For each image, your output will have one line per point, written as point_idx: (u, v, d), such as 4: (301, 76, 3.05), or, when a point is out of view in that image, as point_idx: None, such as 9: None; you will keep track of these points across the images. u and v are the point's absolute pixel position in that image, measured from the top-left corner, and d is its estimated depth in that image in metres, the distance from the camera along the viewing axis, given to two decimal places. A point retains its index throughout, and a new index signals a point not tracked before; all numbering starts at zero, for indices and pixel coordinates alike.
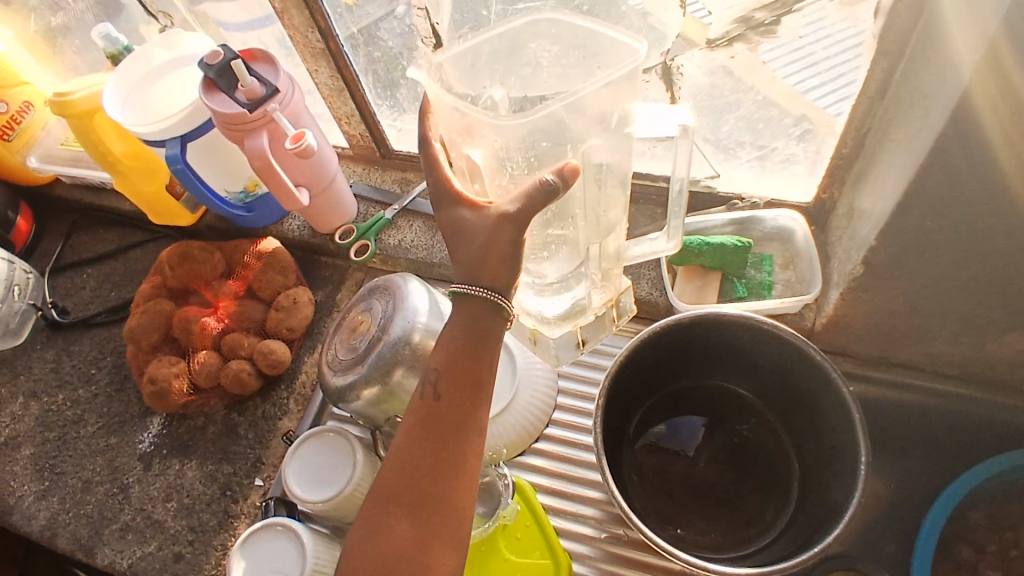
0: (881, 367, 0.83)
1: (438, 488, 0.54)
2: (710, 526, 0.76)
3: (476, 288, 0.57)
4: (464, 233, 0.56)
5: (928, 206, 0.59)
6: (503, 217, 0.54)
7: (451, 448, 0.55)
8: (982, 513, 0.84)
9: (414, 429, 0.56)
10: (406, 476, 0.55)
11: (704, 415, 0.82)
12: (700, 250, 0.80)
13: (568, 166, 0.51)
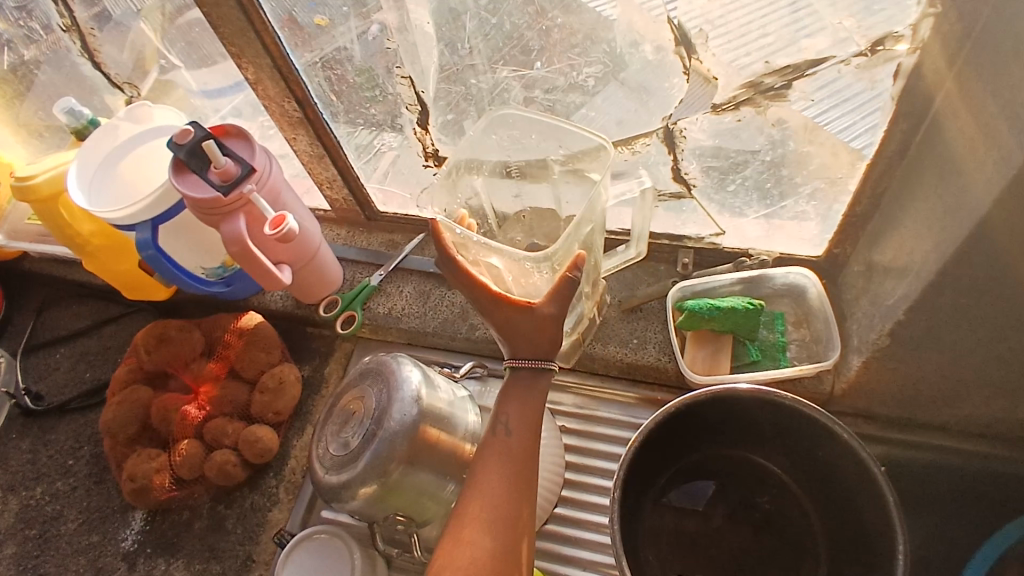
0: (905, 429, 0.78)
1: (520, 508, 0.56)
2: None
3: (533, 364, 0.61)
4: (509, 328, 0.60)
5: (965, 284, 0.54)
6: (549, 316, 0.60)
7: (527, 477, 0.58)
8: None
9: (499, 448, 0.59)
10: (489, 496, 0.56)
11: (715, 479, 0.76)
12: (710, 315, 0.75)
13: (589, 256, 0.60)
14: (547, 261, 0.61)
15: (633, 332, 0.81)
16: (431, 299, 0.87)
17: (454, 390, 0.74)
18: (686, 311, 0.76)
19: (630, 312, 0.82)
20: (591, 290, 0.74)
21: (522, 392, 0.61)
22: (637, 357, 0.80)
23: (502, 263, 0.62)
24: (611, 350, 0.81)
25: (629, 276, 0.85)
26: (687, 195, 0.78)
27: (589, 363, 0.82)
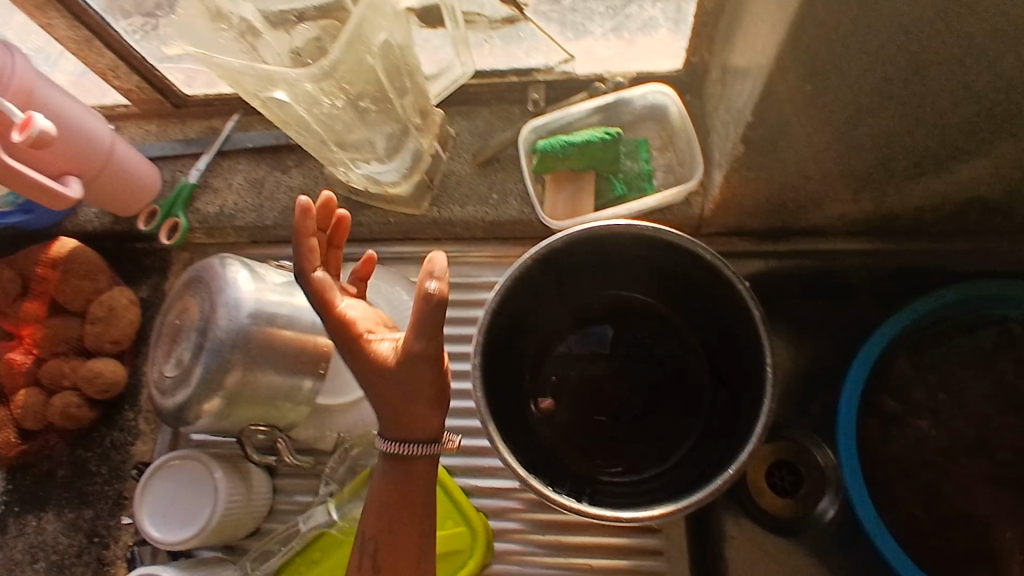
0: (784, 239, 0.75)
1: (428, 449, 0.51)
2: (630, 450, 0.69)
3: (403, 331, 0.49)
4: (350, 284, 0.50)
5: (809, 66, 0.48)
6: (412, 353, 0.47)
7: (397, 396, 0.49)
8: (907, 360, 0.74)
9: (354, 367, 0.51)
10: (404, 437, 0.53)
11: (611, 325, 0.74)
12: (565, 153, 0.67)
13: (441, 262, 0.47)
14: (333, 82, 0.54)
15: (491, 186, 0.73)
16: (265, 188, 0.76)
17: (296, 281, 0.66)
18: (539, 152, 0.68)
19: (486, 165, 0.73)
20: (421, 120, 0.67)
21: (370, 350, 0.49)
22: (499, 214, 0.72)
23: (290, 96, 0.55)
24: (471, 211, 0.72)
25: (481, 124, 0.75)
26: (520, 18, 0.70)
27: (451, 229, 0.74)
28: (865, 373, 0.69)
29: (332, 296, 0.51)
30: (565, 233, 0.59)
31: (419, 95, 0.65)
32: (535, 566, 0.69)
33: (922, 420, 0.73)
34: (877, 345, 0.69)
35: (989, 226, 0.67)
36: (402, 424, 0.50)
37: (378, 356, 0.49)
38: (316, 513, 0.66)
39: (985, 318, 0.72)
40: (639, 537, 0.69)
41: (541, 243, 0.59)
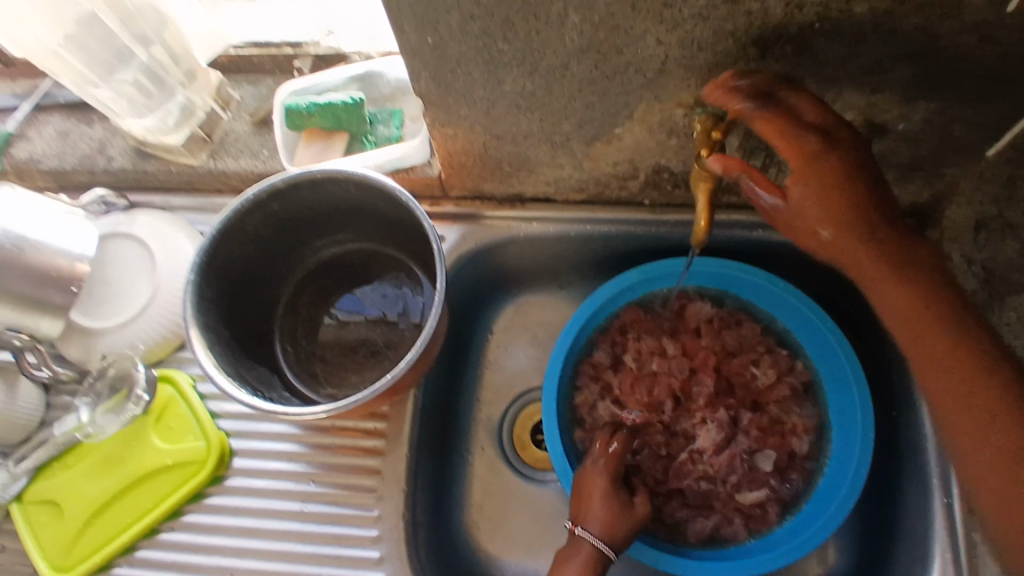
0: (526, 203, 0.83)
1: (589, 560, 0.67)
2: (362, 379, 0.78)
3: (590, 535, 0.68)
4: (581, 551, 0.68)
5: (432, 19, 0.56)
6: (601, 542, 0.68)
7: None
8: (618, 321, 0.86)
9: None
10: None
11: (392, 273, 0.81)
12: (309, 111, 0.76)
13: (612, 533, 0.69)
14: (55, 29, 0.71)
15: (263, 144, 0.82)
16: (70, 137, 0.87)
17: (49, 211, 0.75)
18: (287, 109, 0.77)
19: (261, 125, 0.84)
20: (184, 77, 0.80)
21: None
22: (267, 167, 0.81)
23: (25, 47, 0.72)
24: (242, 164, 0.81)
25: (264, 93, 0.86)
26: None
27: (227, 181, 0.83)
28: (572, 340, 0.82)
29: None
30: (286, 174, 0.69)
31: (179, 59, 0.79)
32: (267, 480, 0.75)
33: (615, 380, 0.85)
34: (593, 303, 0.82)
35: (683, 191, 0.76)
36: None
37: None
38: (71, 420, 0.75)
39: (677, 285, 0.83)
40: (366, 459, 0.75)
41: (260, 182, 0.68)
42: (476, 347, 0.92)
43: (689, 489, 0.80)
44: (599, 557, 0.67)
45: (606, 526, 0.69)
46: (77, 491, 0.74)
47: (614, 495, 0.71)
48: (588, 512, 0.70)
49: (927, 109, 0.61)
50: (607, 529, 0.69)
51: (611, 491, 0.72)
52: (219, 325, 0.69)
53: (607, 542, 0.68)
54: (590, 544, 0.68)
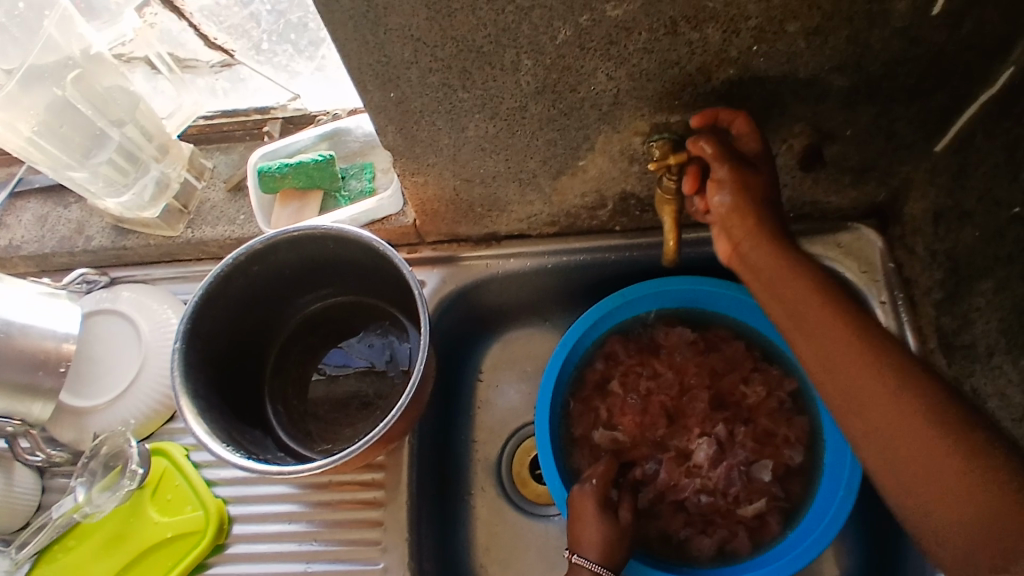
0: (501, 241, 0.85)
1: None
2: (356, 430, 0.78)
3: (585, 559, 0.70)
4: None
5: (393, 76, 0.58)
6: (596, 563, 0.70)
7: None
8: (604, 348, 0.87)
9: None
10: None
11: (377, 323, 0.83)
12: (281, 173, 0.78)
13: (606, 555, 0.71)
14: (30, 118, 0.72)
15: (240, 209, 0.84)
16: (48, 221, 0.88)
17: (23, 290, 0.75)
18: (261, 173, 0.79)
19: (235, 191, 0.86)
20: (158, 151, 0.82)
21: None
22: (244, 231, 0.82)
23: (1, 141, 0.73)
24: (220, 230, 0.83)
25: (236, 160, 0.88)
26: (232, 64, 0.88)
27: (206, 248, 0.85)
28: (560, 368, 0.83)
29: None
30: (265, 236, 0.70)
31: (151, 134, 0.81)
32: (268, 544, 0.74)
33: (605, 406, 0.86)
34: (578, 331, 0.83)
35: (650, 215, 0.79)
36: None
37: None
38: (67, 501, 0.73)
39: (656, 306, 0.85)
40: (366, 511, 0.75)
41: (240, 246, 0.69)
42: (466, 387, 0.93)
43: (692, 508, 0.80)
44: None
45: (602, 553, 0.70)
46: (78, 574, 0.72)
47: (605, 516, 0.73)
48: (582, 538, 0.71)
49: (870, 114, 0.64)
50: (602, 551, 0.71)
51: (602, 513, 0.73)
52: (207, 392, 0.69)
53: (602, 565, 0.70)
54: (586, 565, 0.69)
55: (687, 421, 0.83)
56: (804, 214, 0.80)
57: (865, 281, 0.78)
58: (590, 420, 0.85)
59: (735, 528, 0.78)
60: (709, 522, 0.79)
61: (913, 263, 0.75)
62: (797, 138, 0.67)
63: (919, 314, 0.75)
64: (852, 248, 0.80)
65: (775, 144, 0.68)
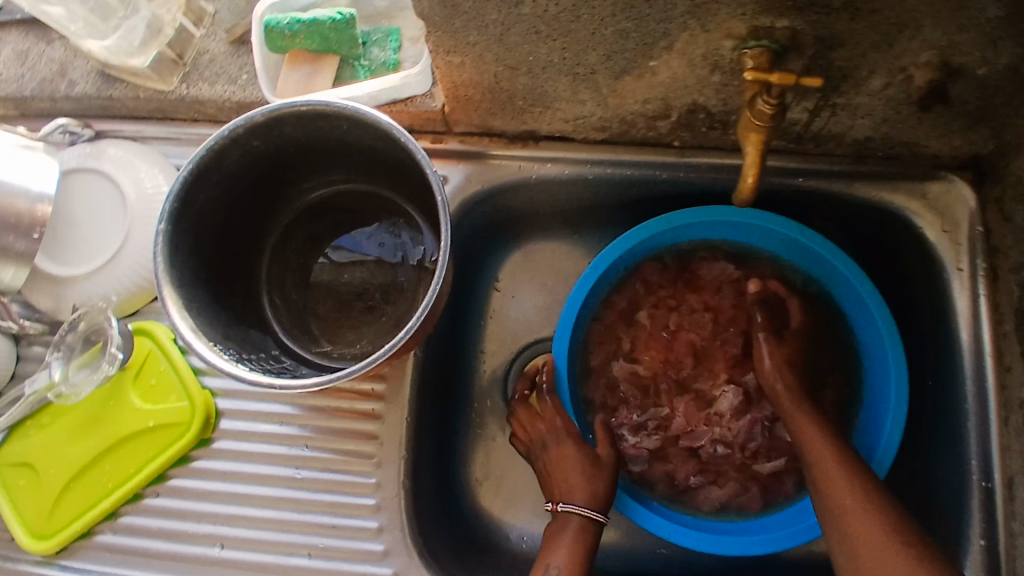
0: (539, 142, 0.73)
1: (580, 535, 0.68)
2: (359, 335, 0.72)
3: (571, 504, 0.69)
4: (566, 522, 0.69)
5: None
6: (579, 507, 0.69)
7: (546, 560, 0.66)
8: (636, 272, 0.79)
9: None
10: (560, 549, 0.67)
11: (391, 219, 0.74)
12: (292, 31, 0.66)
13: (594, 497, 0.69)
14: None
15: (243, 67, 0.72)
16: (28, 58, 0.76)
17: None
18: (267, 28, 0.66)
19: (238, 45, 0.73)
20: None
21: (564, 554, 0.66)
22: (246, 94, 0.71)
23: None
24: (219, 90, 0.72)
25: (240, 4, 0.74)
26: None
27: (203, 109, 0.73)
28: (585, 295, 0.74)
29: None
30: (267, 106, 0.59)
31: None
32: (257, 443, 0.70)
33: (626, 337, 0.79)
34: (609, 256, 0.74)
35: (718, 134, 0.67)
36: (553, 543, 0.68)
37: None
38: (41, 377, 0.68)
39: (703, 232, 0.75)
40: (362, 422, 0.70)
41: (237, 116, 0.58)
42: (481, 296, 0.85)
43: (705, 458, 0.76)
44: (581, 519, 0.68)
45: (587, 494, 0.69)
46: (54, 452, 0.69)
47: (587, 455, 0.72)
48: (569, 484, 0.70)
49: (1015, 52, 0.52)
50: (589, 494, 0.69)
51: (584, 452, 0.72)
52: (195, 281, 0.61)
53: (589, 509, 0.69)
54: (567, 512, 0.69)
55: (715, 365, 0.77)
56: (893, 155, 0.68)
57: (946, 242, 0.68)
58: (610, 351, 0.79)
59: (745, 483, 0.75)
60: (720, 473, 0.75)
61: (1005, 233, 0.65)
62: (920, 69, 0.55)
63: (999, 289, 0.65)
64: (939, 201, 0.69)
65: (892, 72, 0.55)
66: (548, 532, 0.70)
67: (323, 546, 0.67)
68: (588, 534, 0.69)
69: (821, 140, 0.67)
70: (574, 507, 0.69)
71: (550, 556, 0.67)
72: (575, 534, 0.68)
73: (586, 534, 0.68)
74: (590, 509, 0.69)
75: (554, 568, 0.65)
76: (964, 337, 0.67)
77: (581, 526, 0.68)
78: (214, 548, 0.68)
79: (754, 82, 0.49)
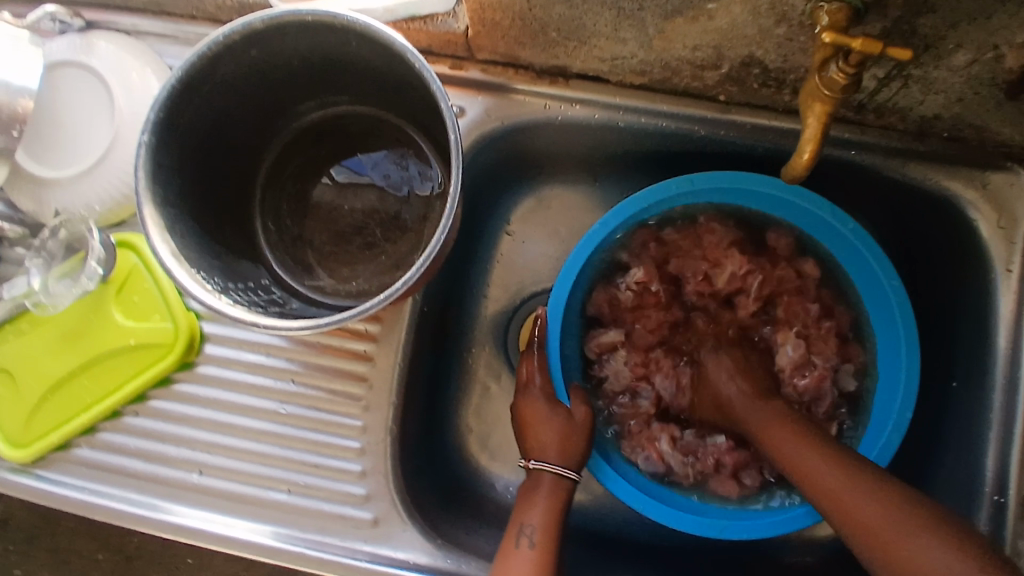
0: (570, 80, 0.66)
1: (552, 489, 0.64)
2: (355, 273, 0.67)
3: (545, 462, 0.65)
4: (540, 476, 0.65)
5: None
6: (553, 462, 0.65)
7: (520, 517, 0.63)
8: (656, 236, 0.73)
9: (543, 544, 0.61)
10: (534, 507, 0.63)
11: (399, 150, 0.68)
12: None
13: (567, 453, 0.65)
14: None
15: None
16: None
17: None
18: None
19: None
20: None
21: (541, 511, 0.63)
22: None
23: None
24: None
25: None
26: None
27: (202, 6, 0.66)
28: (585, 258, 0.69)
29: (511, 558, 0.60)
30: (269, 12, 0.52)
31: None
32: (241, 373, 0.67)
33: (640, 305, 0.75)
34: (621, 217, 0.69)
35: (769, 92, 0.60)
36: (529, 501, 0.64)
37: (513, 558, 0.60)
38: (19, 283, 0.65)
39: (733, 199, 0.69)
40: (351, 363, 0.67)
41: (233, 21, 0.51)
42: (488, 240, 0.80)
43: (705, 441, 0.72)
44: (555, 474, 0.64)
45: (560, 451, 0.65)
46: (30, 362, 0.67)
47: (560, 412, 0.67)
48: (541, 441, 0.66)
49: None
50: (561, 449, 0.65)
51: (556, 407, 0.67)
52: (181, 202, 0.56)
53: (562, 466, 0.64)
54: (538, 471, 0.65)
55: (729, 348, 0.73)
56: (960, 137, 0.62)
57: (999, 238, 0.62)
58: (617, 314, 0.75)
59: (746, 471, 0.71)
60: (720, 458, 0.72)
61: None
62: (1014, 49, 0.49)
63: None
64: (999, 192, 0.62)
65: (981, 48, 0.49)
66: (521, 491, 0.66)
67: (303, 484, 0.65)
68: (562, 488, 0.65)
69: (882, 112, 0.61)
70: (547, 461, 0.65)
71: (525, 515, 0.63)
72: (549, 491, 0.64)
73: (559, 490, 0.64)
74: (563, 466, 0.65)
75: (528, 528, 0.62)
76: (1001, 341, 0.62)
77: (556, 481, 0.64)
78: (192, 475, 0.66)
79: (831, 45, 0.42)
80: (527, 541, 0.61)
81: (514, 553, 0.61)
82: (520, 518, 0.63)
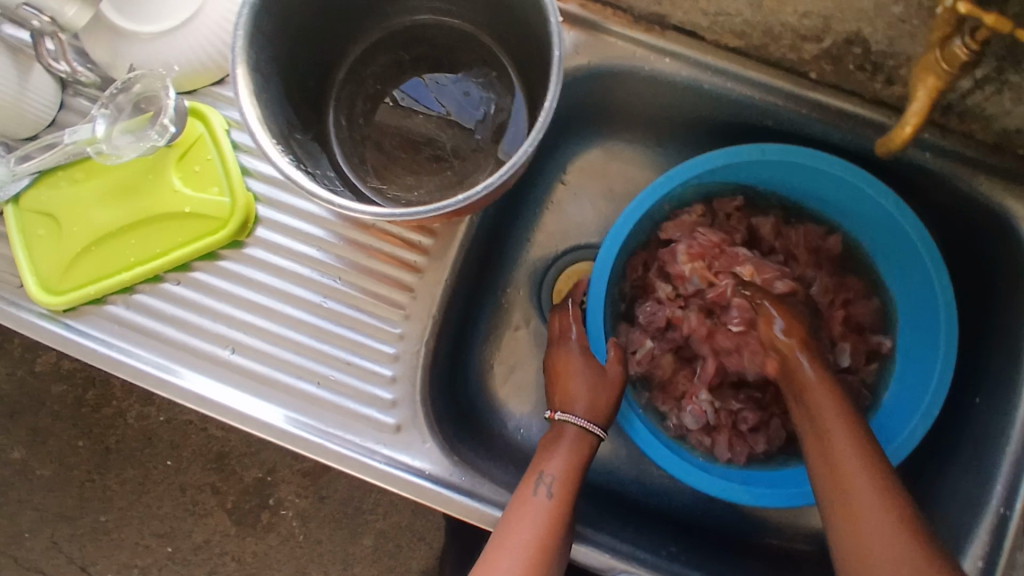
0: (666, 31, 0.66)
1: (578, 448, 0.65)
2: (418, 183, 0.67)
3: (574, 416, 0.66)
4: (566, 429, 0.66)
5: None
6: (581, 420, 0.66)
7: (540, 468, 0.63)
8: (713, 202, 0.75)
9: (561, 496, 0.61)
10: (557, 461, 0.63)
11: (481, 71, 0.68)
12: None
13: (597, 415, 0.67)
14: None
15: None
16: None
17: None
18: None
19: None
20: None
21: (563, 465, 0.63)
22: None
23: None
24: None
25: None
26: None
27: None
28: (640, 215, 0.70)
29: (529, 504, 0.60)
30: None
31: None
32: (289, 261, 0.67)
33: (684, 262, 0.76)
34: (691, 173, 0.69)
35: (862, 76, 0.61)
36: (551, 449, 0.65)
37: (530, 503, 0.60)
38: (82, 129, 0.64)
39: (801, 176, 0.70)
40: (400, 271, 0.67)
41: None
42: (544, 184, 0.81)
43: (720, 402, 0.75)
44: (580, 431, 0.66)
45: (590, 409, 0.67)
46: (80, 210, 0.67)
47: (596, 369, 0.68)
48: (572, 393, 0.67)
49: None
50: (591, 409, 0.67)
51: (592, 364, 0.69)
52: (270, 71, 0.56)
53: (591, 425, 0.66)
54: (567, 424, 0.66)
55: None
56: None
57: None
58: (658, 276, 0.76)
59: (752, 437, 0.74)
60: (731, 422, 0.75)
61: None
62: None
63: None
64: None
65: None
66: (544, 440, 0.66)
67: (332, 379, 0.66)
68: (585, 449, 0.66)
69: (967, 116, 0.61)
70: (576, 418, 0.66)
71: (547, 463, 0.63)
72: (574, 446, 0.65)
73: (583, 450, 0.65)
74: (591, 426, 0.66)
75: (549, 476, 0.62)
76: None
77: (582, 439, 0.65)
78: (224, 351, 0.66)
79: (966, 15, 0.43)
80: (546, 490, 0.61)
81: (531, 500, 0.60)
82: (542, 467, 0.63)
